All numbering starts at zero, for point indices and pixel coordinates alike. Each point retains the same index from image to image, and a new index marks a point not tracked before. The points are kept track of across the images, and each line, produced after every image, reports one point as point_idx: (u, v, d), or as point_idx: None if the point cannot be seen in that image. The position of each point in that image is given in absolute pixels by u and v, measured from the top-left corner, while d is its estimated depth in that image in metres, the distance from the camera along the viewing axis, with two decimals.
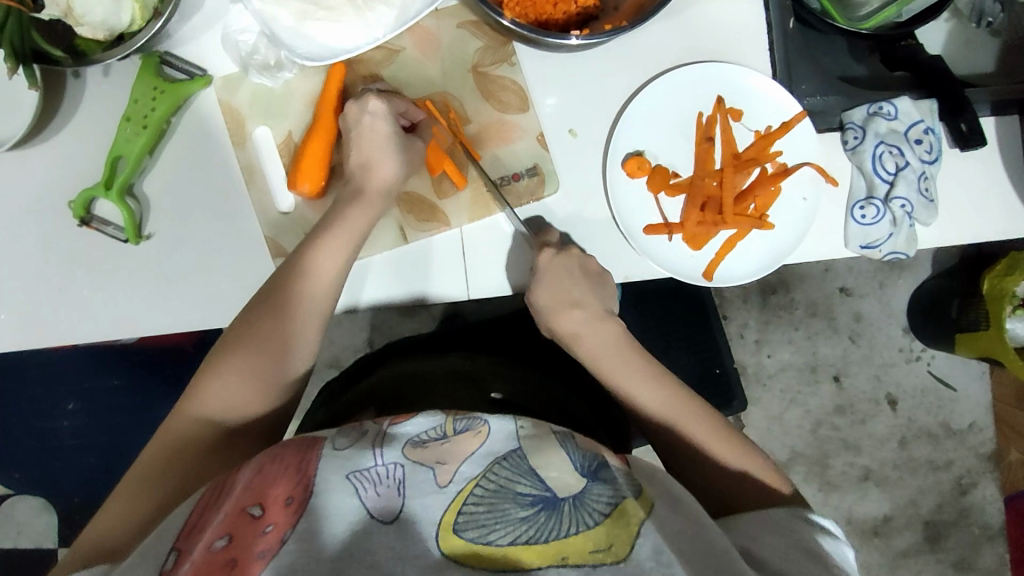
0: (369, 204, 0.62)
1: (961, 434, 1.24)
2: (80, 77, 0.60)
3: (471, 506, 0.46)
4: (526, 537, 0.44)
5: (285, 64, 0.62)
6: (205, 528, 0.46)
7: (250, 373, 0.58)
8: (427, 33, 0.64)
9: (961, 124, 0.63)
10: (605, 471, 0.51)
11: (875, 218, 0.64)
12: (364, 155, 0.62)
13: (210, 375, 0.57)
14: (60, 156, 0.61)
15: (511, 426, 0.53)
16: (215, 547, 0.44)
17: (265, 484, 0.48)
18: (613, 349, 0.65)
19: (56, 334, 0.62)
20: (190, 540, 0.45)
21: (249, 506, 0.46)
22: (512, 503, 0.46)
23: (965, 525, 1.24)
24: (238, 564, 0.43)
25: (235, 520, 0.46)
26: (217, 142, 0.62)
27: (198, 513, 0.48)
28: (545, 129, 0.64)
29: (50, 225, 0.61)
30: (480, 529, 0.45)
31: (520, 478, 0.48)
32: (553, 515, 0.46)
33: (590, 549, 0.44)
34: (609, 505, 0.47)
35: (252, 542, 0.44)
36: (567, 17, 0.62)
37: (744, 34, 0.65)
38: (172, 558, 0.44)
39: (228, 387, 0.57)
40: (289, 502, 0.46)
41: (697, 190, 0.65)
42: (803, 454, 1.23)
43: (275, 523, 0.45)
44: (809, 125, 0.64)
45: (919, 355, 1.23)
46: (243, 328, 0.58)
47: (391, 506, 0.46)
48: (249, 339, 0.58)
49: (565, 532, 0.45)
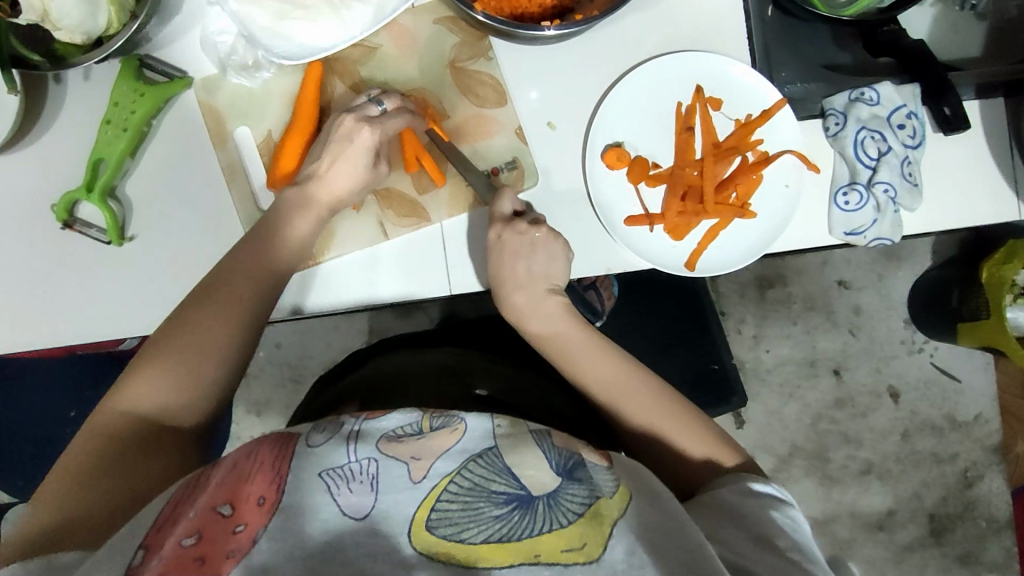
0: (316, 214, 0.61)
1: (965, 426, 1.22)
2: (61, 81, 0.61)
3: (445, 504, 0.46)
4: (498, 535, 0.44)
5: (262, 64, 0.62)
6: (177, 522, 0.44)
7: (184, 367, 0.55)
8: (404, 30, 0.64)
9: (945, 108, 0.62)
10: (582, 470, 0.50)
11: (859, 205, 0.63)
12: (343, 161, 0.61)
13: (141, 368, 0.55)
14: (43, 159, 0.61)
15: (488, 424, 0.52)
16: (184, 545, 0.42)
17: (239, 481, 0.46)
18: (583, 339, 0.63)
19: (41, 336, 0.62)
20: (160, 536, 0.43)
21: (221, 503, 0.44)
22: (487, 502, 0.46)
23: (971, 518, 1.22)
24: (208, 562, 0.41)
25: (208, 516, 0.44)
26: (198, 143, 0.63)
27: (170, 509, 0.46)
28: (523, 123, 0.64)
29: (33, 228, 0.62)
30: (454, 527, 0.45)
31: (495, 476, 0.47)
32: (527, 513, 0.46)
33: (562, 549, 0.44)
34: (584, 505, 0.47)
35: (223, 542, 0.43)
36: (542, 11, 0.62)
37: (721, 23, 0.65)
38: (140, 554, 0.42)
39: (158, 382, 0.55)
40: (261, 501, 0.45)
41: (677, 180, 0.64)
42: (804, 448, 1.22)
43: (247, 523, 0.44)
44: (789, 112, 0.64)
45: (920, 346, 1.22)
46: (182, 322, 0.57)
47: (362, 504, 0.46)
48: (188, 332, 0.56)
49: (538, 531, 0.45)
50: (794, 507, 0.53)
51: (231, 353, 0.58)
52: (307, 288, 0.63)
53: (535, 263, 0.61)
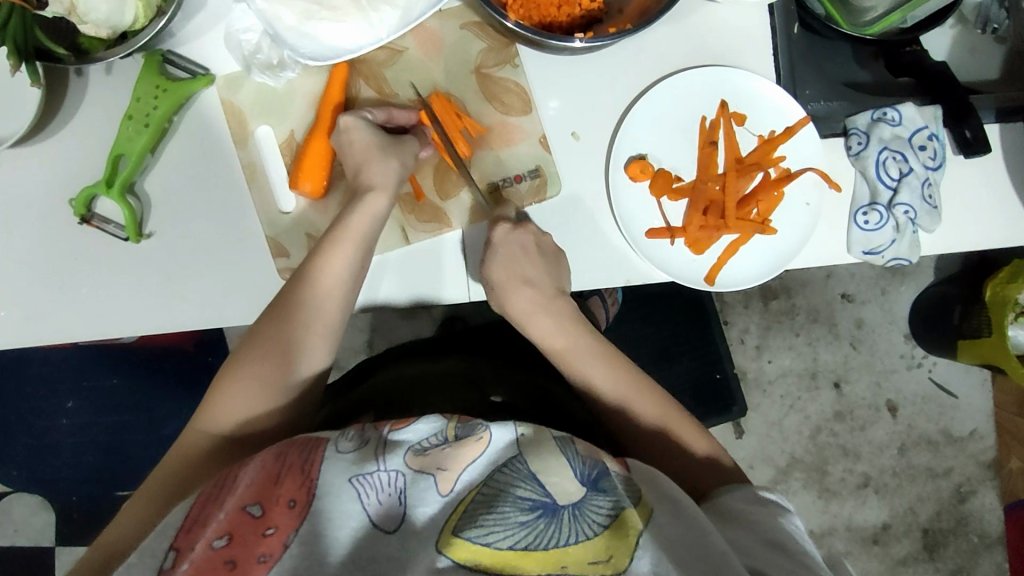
0: (350, 249, 0.60)
1: (961, 442, 1.24)
2: (83, 74, 0.60)
3: (471, 512, 0.46)
4: (525, 542, 0.44)
5: (287, 64, 0.62)
6: (206, 524, 0.46)
7: (255, 387, 0.59)
8: (431, 34, 0.63)
9: (966, 130, 0.63)
10: (607, 480, 0.50)
11: (878, 225, 0.64)
12: (373, 166, 0.61)
13: (220, 387, 0.59)
14: (61, 154, 0.61)
15: (509, 434, 0.51)
16: (214, 547, 0.44)
17: (271, 484, 0.48)
18: (561, 331, 0.66)
19: (54, 332, 0.62)
20: (190, 537, 0.45)
21: (250, 504, 0.47)
22: (513, 508, 0.45)
23: (965, 533, 1.24)
24: (238, 565, 0.43)
25: (237, 517, 0.46)
26: (221, 142, 0.62)
27: (197, 508, 0.47)
28: (547, 131, 0.64)
29: (49, 223, 0.61)
30: (479, 531, 0.44)
31: (520, 482, 0.48)
32: (553, 522, 0.45)
33: (589, 561, 0.44)
34: (609, 516, 0.46)
35: (253, 545, 0.45)
36: (571, 20, 0.62)
37: (747, 40, 0.65)
38: (171, 556, 0.45)
39: (230, 404, 0.59)
40: (292, 504, 0.47)
41: (700, 194, 0.64)
42: (803, 459, 1.23)
43: (278, 526, 0.46)
44: (813, 130, 0.64)
45: (920, 361, 1.23)
46: (248, 354, 0.60)
47: (392, 515, 0.46)
48: (251, 361, 0.60)
49: (565, 542, 0.44)
50: (795, 512, 0.56)
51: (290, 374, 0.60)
52: None
53: (504, 261, 0.61)
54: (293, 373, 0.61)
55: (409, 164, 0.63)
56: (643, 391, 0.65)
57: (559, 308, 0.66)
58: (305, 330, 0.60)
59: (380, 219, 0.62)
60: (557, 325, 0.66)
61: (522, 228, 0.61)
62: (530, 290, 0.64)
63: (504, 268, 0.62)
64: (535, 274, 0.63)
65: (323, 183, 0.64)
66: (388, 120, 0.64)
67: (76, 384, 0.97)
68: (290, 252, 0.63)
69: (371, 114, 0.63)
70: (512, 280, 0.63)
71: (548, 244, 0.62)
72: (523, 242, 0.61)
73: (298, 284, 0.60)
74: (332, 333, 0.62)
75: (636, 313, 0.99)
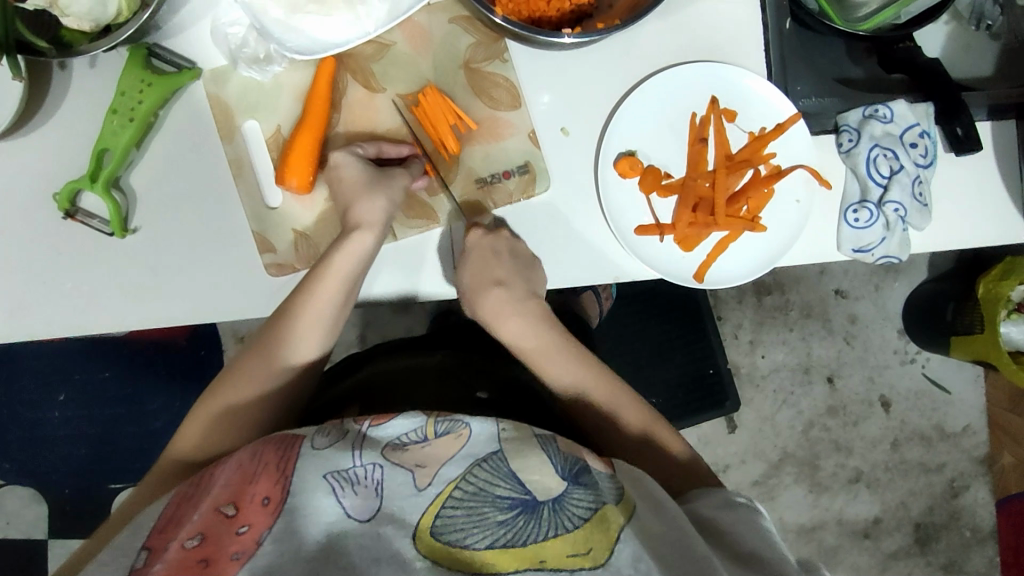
0: (360, 267, 0.60)
1: (953, 437, 1.24)
2: (66, 68, 0.60)
3: (449, 509, 0.46)
4: (504, 540, 0.45)
5: (275, 58, 0.61)
6: (181, 525, 0.45)
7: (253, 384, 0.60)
8: (419, 28, 0.63)
9: (957, 128, 0.63)
10: (587, 475, 0.50)
11: (868, 222, 0.64)
12: (364, 202, 0.60)
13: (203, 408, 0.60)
14: (43, 149, 0.60)
15: (493, 428, 0.52)
16: (188, 546, 0.43)
17: (245, 483, 0.47)
18: (533, 329, 0.66)
19: (39, 328, 0.61)
20: (164, 537, 0.45)
21: (225, 504, 0.46)
22: (492, 507, 0.46)
23: (956, 528, 1.24)
24: (212, 564, 0.42)
25: (212, 517, 0.45)
26: (206, 136, 0.61)
27: (173, 508, 0.47)
28: (535, 127, 0.63)
29: (34, 218, 0.60)
30: (458, 532, 0.45)
31: (499, 481, 0.47)
32: (532, 519, 0.46)
33: (568, 553, 0.44)
34: (589, 510, 0.47)
35: (227, 543, 0.44)
36: (560, 14, 0.61)
37: (738, 36, 0.64)
38: (144, 555, 0.44)
39: (208, 422, 0.60)
40: (266, 502, 0.46)
41: (689, 191, 0.64)
42: (795, 455, 1.23)
43: (251, 523, 0.45)
44: (803, 127, 0.64)
45: (913, 357, 1.23)
46: (232, 377, 0.61)
47: (367, 506, 0.46)
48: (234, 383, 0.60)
49: (544, 536, 0.45)
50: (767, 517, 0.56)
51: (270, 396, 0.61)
52: None
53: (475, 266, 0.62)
54: (284, 375, 0.61)
55: (398, 199, 0.62)
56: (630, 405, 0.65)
57: (531, 309, 0.66)
58: (288, 354, 0.61)
59: (368, 256, 0.60)
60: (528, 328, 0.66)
61: (497, 234, 0.62)
62: (502, 289, 0.64)
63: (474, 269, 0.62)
64: (505, 275, 0.63)
65: (311, 179, 0.62)
66: (380, 154, 0.63)
67: (68, 376, 0.99)
68: (277, 246, 0.63)
69: (359, 148, 0.62)
70: (482, 282, 0.63)
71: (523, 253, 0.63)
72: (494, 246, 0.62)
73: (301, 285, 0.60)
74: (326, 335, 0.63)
75: (630, 312, 0.99)
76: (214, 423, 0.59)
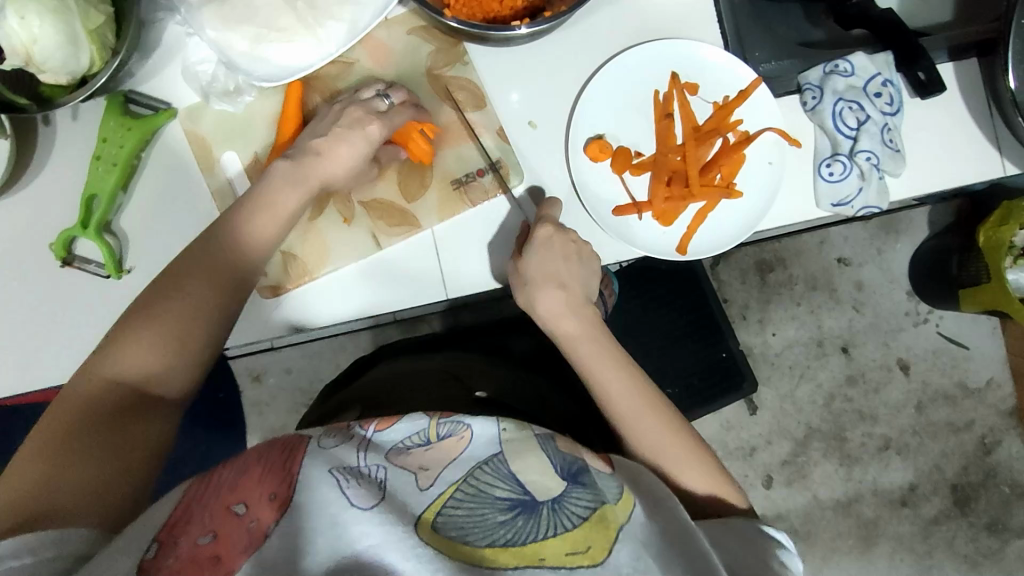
0: (303, 189, 0.61)
1: (978, 393, 1.22)
2: (50, 122, 0.62)
3: (450, 509, 0.46)
4: (503, 539, 0.45)
5: (244, 88, 0.64)
6: (189, 522, 0.44)
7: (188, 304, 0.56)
8: (380, 44, 0.66)
9: (919, 71, 0.64)
10: (586, 474, 0.52)
11: (843, 175, 0.64)
12: (332, 167, 0.62)
13: (124, 336, 0.54)
14: (36, 203, 0.63)
15: (494, 429, 0.53)
16: (201, 543, 0.43)
17: (251, 481, 0.46)
18: (589, 333, 0.64)
19: (48, 377, 0.63)
20: (175, 532, 0.43)
21: (235, 502, 0.45)
22: (492, 508, 0.46)
23: (994, 485, 1.22)
24: (224, 560, 0.42)
25: (223, 514, 0.44)
26: (188, 172, 0.64)
27: (180, 507, 0.45)
28: (503, 123, 0.64)
29: (33, 269, 0.63)
30: (459, 529, 0.45)
31: (499, 482, 0.48)
32: (532, 518, 0.46)
33: (568, 552, 0.45)
34: (587, 509, 0.48)
35: (239, 539, 0.43)
36: (514, 11, 0.63)
37: (690, 11, 0.66)
38: (154, 547, 0.43)
39: (142, 354, 0.54)
40: (273, 498, 0.46)
41: (661, 166, 0.65)
42: (819, 429, 1.22)
43: (259, 518, 0.44)
44: (766, 90, 0.65)
45: (926, 317, 1.22)
46: (168, 286, 0.56)
47: (371, 493, 0.46)
48: (178, 303, 0.56)
49: (543, 535, 0.46)
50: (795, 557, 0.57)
51: (211, 322, 0.57)
52: (314, 305, 0.64)
53: (541, 259, 0.61)
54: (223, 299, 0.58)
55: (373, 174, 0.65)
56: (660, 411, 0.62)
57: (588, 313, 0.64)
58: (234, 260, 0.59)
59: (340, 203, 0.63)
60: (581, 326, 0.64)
61: (566, 235, 0.62)
62: (561, 293, 0.63)
63: (540, 261, 0.61)
64: (566, 275, 0.62)
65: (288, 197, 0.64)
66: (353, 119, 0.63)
67: None
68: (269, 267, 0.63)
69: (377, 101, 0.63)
70: (544, 279, 0.61)
71: (585, 252, 0.63)
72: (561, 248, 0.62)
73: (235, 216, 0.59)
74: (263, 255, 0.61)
75: (636, 305, 0.99)
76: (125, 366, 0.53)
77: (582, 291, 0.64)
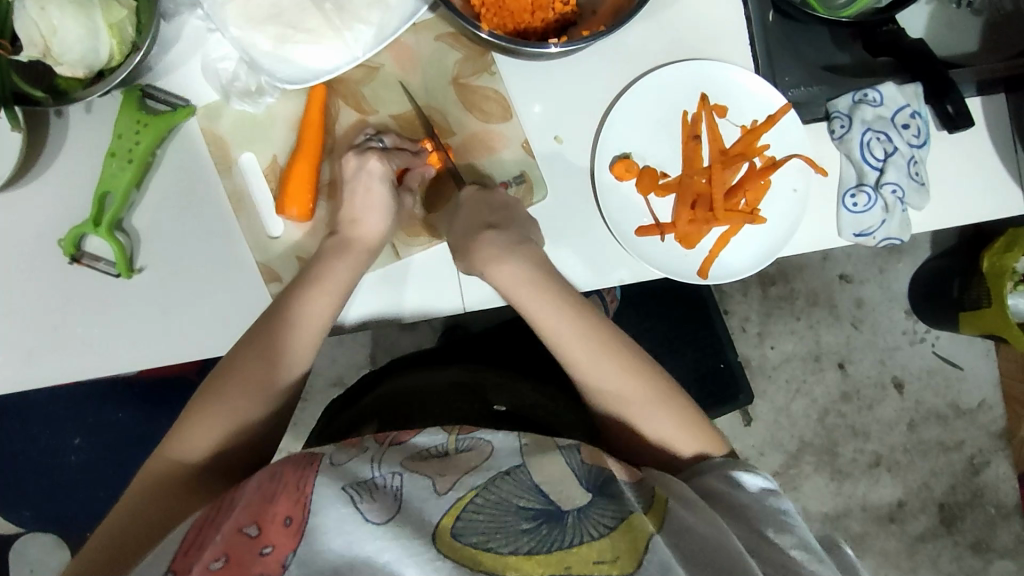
0: (354, 257, 0.61)
1: (970, 414, 1.23)
2: (62, 115, 0.60)
3: (471, 514, 0.46)
4: (528, 547, 0.44)
5: (266, 90, 0.62)
6: (204, 547, 0.44)
7: (240, 395, 0.58)
8: (406, 49, 0.64)
9: (947, 105, 0.63)
10: (613, 486, 0.51)
11: (867, 206, 0.64)
12: (361, 202, 0.63)
13: (190, 420, 0.57)
14: (44, 197, 0.61)
15: (514, 441, 0.53)
16: (211, 568, 0.42)
17: (266, 502, 0.46)
18: (524, 279, 0.61)
19: (51, 376, 0.62)
20: (187, 560, 0.43)
21: (248, 525, 0.45)
22: (515, 516, 0.46)
23: (980, 505, 1.23)
24: None
25: (235, 539, 0.44)
26: (206, 173, 0.62)
27: (193, 532, 0.46)
28: (529, 136, 0.64)
29: (39, 266, 0.61)
30: (481, 537, 0.45)
31: (523, 493, 0.48)
32: (556, 526, 0.46)
33: (594, 560, 0.44)
34: (615, 519, 0.47)
35: (250, 564, 0.42)
36: (545, 24, 0.62)
37: (721, 32, 0.65)
38: None
39: (206, 431, 0.56)
40: (288, 522, 0.45)
41: (687, 188, 0.65)
42: (812, 443, 1.23)
43: (275, 545, 0.44)
44: (794, 117, 0.64)
45: (922, 337, 1.23)
46: (223, 377, 0.58)
47: (386, 509, 0.46)
48: (238, 389, 0.58)
49: (569, 543, 0.45)
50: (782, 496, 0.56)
51: (273, 399, 0.59)
52: None
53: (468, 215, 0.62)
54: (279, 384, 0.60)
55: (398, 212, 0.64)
56: (631, 376, 0.61)
57: (526, 253, 0.61)
58: (285, 354, 0.60)
59: (377, 240, 0.62)
60: (520, 273, 0.61)
61: (490, 194, 0.62)
62: (497, 233, 0.61)
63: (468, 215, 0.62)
64: (497, 219, 0.61)
65: (310, 207, 0.64)
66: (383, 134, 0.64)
67: (81, 420, 0.96)
68: (282, 276, 0.64)
69: (377, 141, 0.63)
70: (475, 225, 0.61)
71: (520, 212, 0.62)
72: (484, 199, 0.62)
73: (285, 306, 0.60)
74: (314, 346, 0.62)
75: (634, 316, 0.98)
76: (184, 457, 0.55)
77: (518, 231, 0.61)
